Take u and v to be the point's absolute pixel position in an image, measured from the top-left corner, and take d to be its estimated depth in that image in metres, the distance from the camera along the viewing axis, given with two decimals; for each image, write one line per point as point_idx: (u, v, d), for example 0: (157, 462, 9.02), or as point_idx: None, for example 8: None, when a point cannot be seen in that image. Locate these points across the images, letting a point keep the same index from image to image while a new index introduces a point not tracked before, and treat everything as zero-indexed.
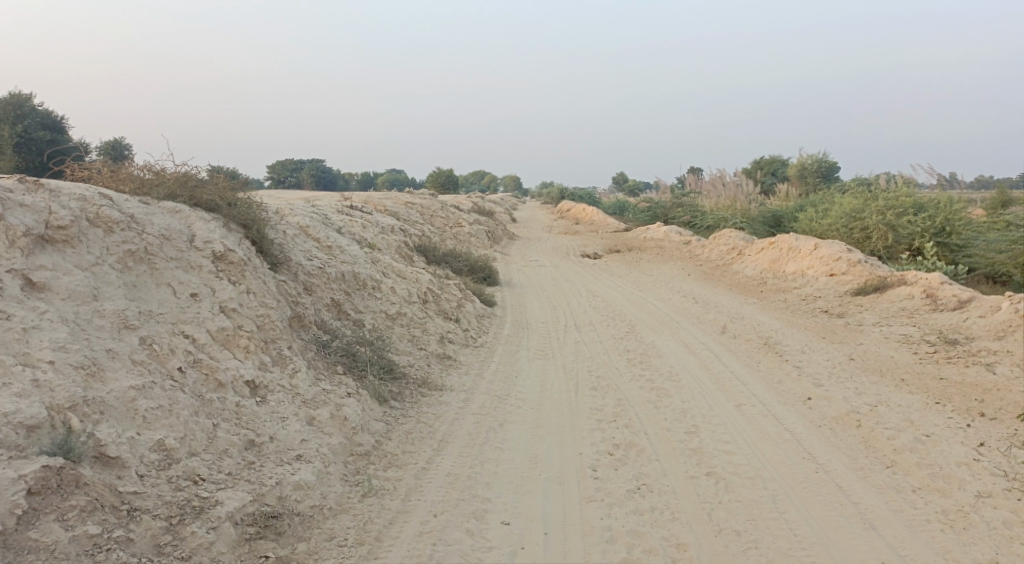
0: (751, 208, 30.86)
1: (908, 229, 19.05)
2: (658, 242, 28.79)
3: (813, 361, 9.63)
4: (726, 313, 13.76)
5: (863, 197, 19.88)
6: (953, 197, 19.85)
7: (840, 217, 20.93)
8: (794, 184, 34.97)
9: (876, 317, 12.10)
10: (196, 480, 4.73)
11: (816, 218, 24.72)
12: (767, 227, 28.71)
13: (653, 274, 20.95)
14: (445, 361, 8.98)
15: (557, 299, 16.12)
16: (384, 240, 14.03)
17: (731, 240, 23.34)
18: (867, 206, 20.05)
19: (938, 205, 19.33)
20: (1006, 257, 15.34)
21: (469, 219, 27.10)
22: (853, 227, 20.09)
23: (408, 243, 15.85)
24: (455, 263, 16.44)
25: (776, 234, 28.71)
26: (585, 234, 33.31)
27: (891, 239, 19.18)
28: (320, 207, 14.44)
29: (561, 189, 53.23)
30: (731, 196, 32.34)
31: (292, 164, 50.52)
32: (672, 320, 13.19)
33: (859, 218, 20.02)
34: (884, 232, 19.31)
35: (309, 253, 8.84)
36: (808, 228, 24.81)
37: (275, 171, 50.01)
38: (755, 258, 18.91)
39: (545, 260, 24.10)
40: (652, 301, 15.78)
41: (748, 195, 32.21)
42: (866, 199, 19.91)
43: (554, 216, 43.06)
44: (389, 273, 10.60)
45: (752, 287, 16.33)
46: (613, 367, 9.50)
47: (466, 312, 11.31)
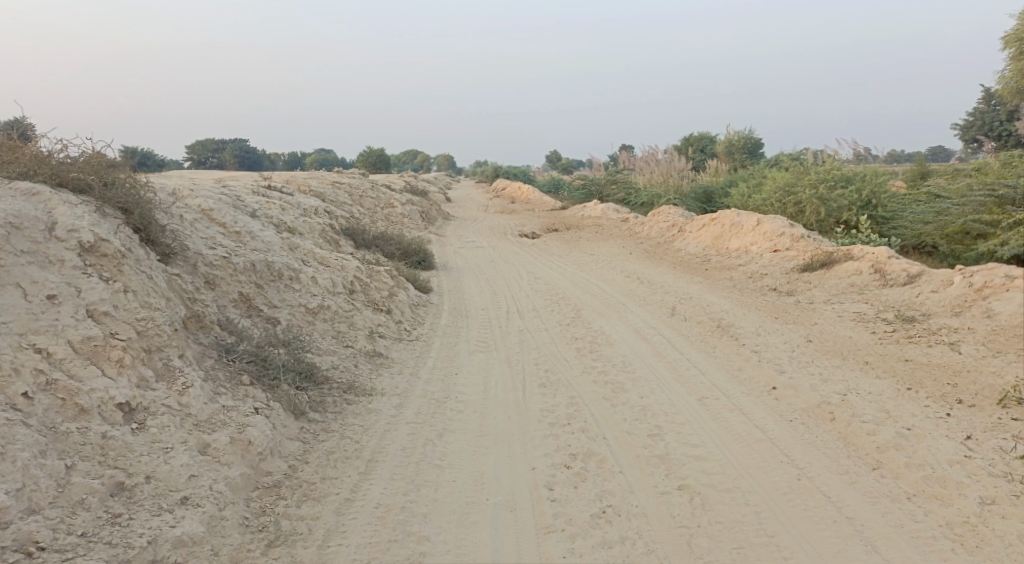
0: (684, 184, 30.48)
1: (839, 201, 18.78)
2: (595, 220, 28.06)
3: (772, 344, 8.94)
4: (674, 294, 13.03)
5: (795, 171, 19.61)
6: (878, 170, 19.80)
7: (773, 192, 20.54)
8: (723, 159, 34.84)
9: (826, 293, 11.43)
10: (31, 550, 3.85)
11: (751, 193, 24.36)
12: (699, 204, 28.37)
13: (594, 253, 20.20)
14: (375, 360, 8.03)
15: (496, 282, 15.26)
16: (306, 224, 12.93)
17: (671, 217, 22.75)
18: (799, 180, 19.78)
19: (865, 176, 19.22)
20: (933, 228, 14.90)
21: (401, 199, 25.95)
22: (786, 202, 19.78)
23: (333, 226, 14.75)
24: (385, 246, 15.41)
25: (709, 210, 28.43)
26: (521, 213, 32.41)
27: (823, 212, 18.86)
28: (233, 189, 13.25)
29: (494, 168, 52.22)
30: (666, 172, 31.86)
31: (215, 144, 48.36)
32: (617, 303, 12.43)
33: (791, 193, 19.72)
34: (816, 206, 19.00)
35: (211, 241, 7.86)
36: (742, 203, 24.46)
37: (199, 153, 47.67)
38: (696, 235, 18.32)
39: (481, 241, 23.14)
40: (598, 283, 15.00)
41: (681, 171, 31.84)
42: (797, 173, 19.67)
43: (488, 196, 42.12)
44: (310, 260, 9.57)
45: (697, 265, 15.69)
46: (561, 359, 8.67)
47: (399, 301, 10.33)
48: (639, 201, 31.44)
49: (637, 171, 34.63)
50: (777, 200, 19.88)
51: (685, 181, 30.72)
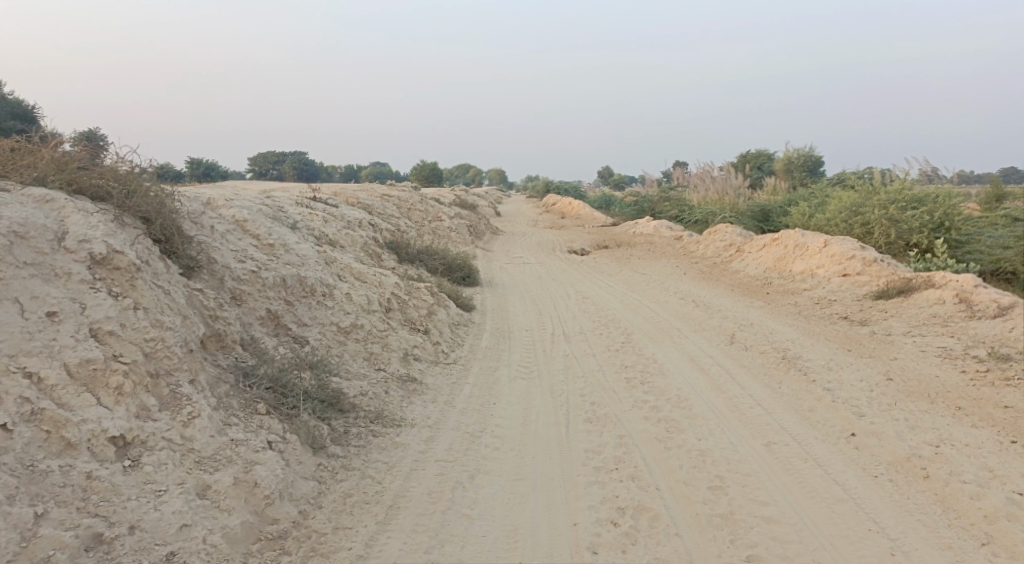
0: (739, 202, 29.52)
1: (910, 223, 17.68)
2: (648, 238, 27.27)
3: (846, 381, 8.11)
4: (735, 319, 12.20)
5: (863, 191, 18.56)
6: (951, 190, 18.51)
7: (839, 211, 19.52)
8: (780, 177, 33.77)
9: (905, 324, 10.59)
10: None
11: (813, 212, 23.27)
12: (756, 222, 27.39)
13: (647, 272, 19.41)
14: (408, 385, 7.43)
15: (543, 301, 14.62)
16: (346, 237, 12.47)
17: (728, 236, 21.84)
18: (868, 200, 18.70)
19: (936, 197, 18.01)
20: (1015, 253, 14.04)
21: (450, 213, 25.48)
22: (852, 223, 18.72)
23: (376, 239, 14.26)
24: (429, 261, 14.90)
25: (765, 229, 27.44)
26: (572, 228, 31.72)
27: (893, 235, 17.78)
28: (275, 198, 12.85)
29: (546, 182, 51.65)
30: (721, 189, 30.90)
31: (274, 155, 48.75)
32: (672, 328, 11.67)
33: (858, 213, 18.67)
34: (886, 228, 17.92)
35: (241, 253, 7.34)
36: (803, 223, 23.40)
37: (256, 164, 48.08)
38: (756, 256, 17.39)
39: (530, 256, 22.51)
40: (649, 304, 14.23)
41: (736, 188, 30.88)
42: (865, 193, 18.60)
43: (538, 210, 41.57)
44: (346, 275, 9.04)
45: (758, 289, 14.80)
46: (610, 390, 7.97)
47: (438, 321, 9.75)
48: (693, 218, 30.50)
49: (691, 187, 33.70)
50: (843, 220, 18.83)
51: (743, 199, 29.72)
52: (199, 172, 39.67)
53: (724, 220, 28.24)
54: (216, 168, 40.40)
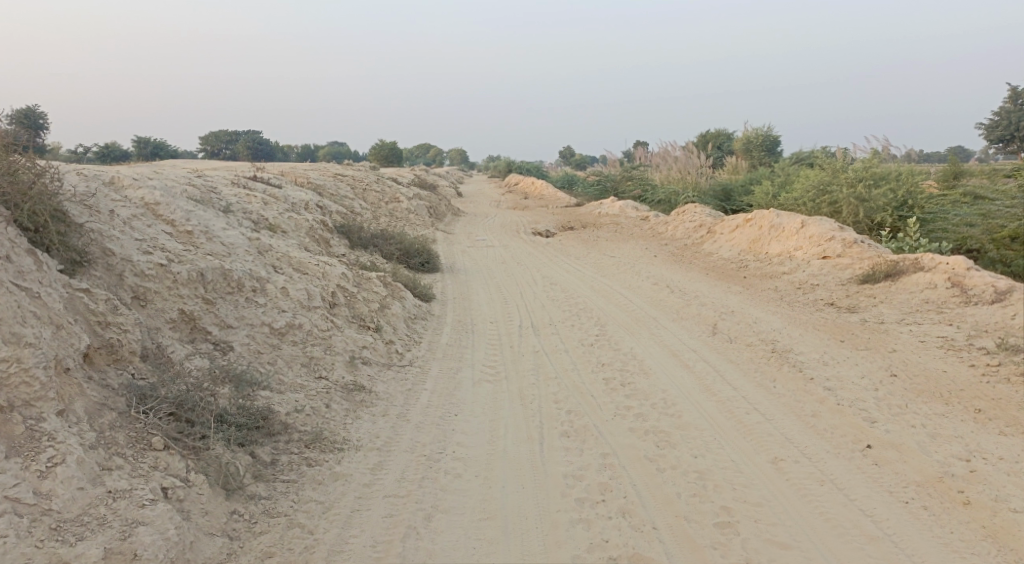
0: (703, 182, 28.79)
1: (880, 201, 16.96)
2: (613, 218, 26.39)
3: (847, 378, 7.28)
4: (715, 306, 11.33)
5: (830, 168, 17.80)
6: (914, 171, 18.18)
7: (804, 191, 18.91)
8: (741, 156, 33.17)
9: (897, 311, 9.79)
10: None
11: (778, 192, 22.51)
12: (718, 202, 26.71)
13: (615, 256, 18.52)
14: (354, 395, 6.42)
15: (505, 288, 13.65)
16: (289, 222, 11.37)
17: (698, 216, 21.03)
18: (835, 177, 17.91)
19: (900, 176, 17.64)
20: (980, 230, 13.54)
21: (408, 194, 24.33)
22: (820, 202, 17.97)
23: (326, 223, 13.14)
24: (383, 247, 13.83)
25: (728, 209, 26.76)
26: (534, 209, 30.73)
27: (862, 214, 17.06)
28: (209, 180, 11.76)
29: (507, 162, 50.53)
30: (685, 169, 30.14)
31: (229, 136, 46.98)
32: (647, 318, 10.78)
33: (826, 192, 17.91)
34: (855, 207, 17.20)
35: (147, 245, 6.37)
36: (767, 202, 22.66)
37: (210, 144, 46.19)
38: (729, 237, 16.57)
39: (491, 239, 21.49)
40: (622, 291, 13.31)
41: (699, 168, 30.14)
42: (832, 170, 17.82)
43: (500, 191, 40.50)
44: (283, 266, 7.99)
45: (735, 272, 13.97)
46: (587, 394, 7.04)
47: (391, 316, 8.71)
48: (657, 197, 29.68)
49: (654, 167, 32.90)
50: (810, 199, 18.08)
51: (706, 178, 28.99)
52: (150, 153, 37.94)
53: (688, 200, 27.48)
54: (167, 148, 38.66)
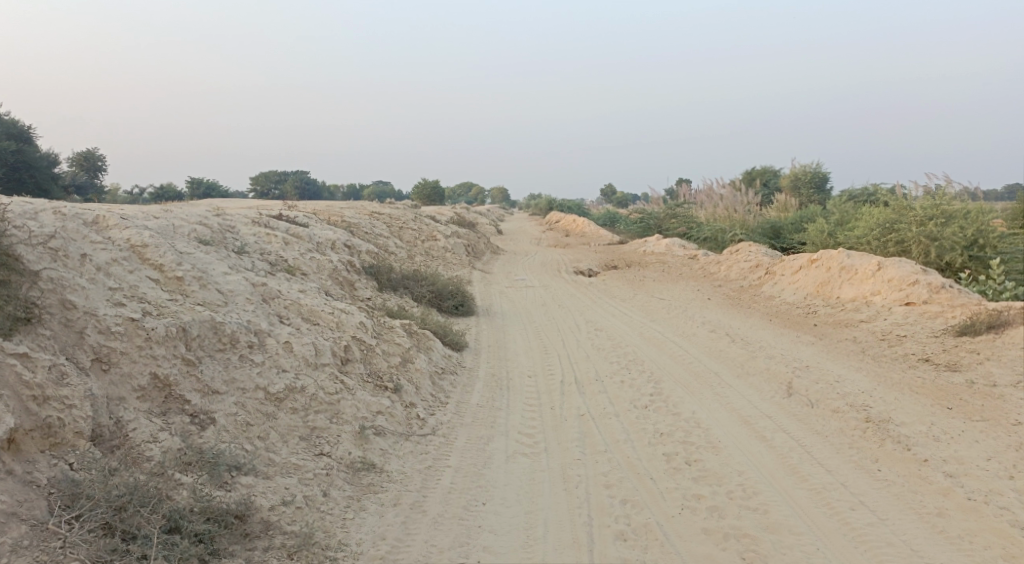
0: (751, 219, 27.49)
1: (953, 239, 15.36)
2: (659, 257, 25.15)
3: (972, 465, 5.98)
4: (787, 359, 9.98)
5: (897, 205, 16.29)
6: (987, 206, 16.53)
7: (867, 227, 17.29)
8: (789, 193, 31.82)
9: (1008, 371, 8.43)
10: None
11: (835, 230, 20.99)
12: (767, 239, 25.34)
13: (665, 298, 17.22)
14: (360, 478, 5.24)
15: (547, 334, 12.45)
16: (309, 262, 10.32)
17: (753, 255, 19.69)
18: (903, 215, 16.35)
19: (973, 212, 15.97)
20: None
21: (446, 231, 23.36)
22: (886, 240, 16.40)
23: (352, 264, 12.06)
24: (415, 289, 12.77)
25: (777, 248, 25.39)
26: (576, 247, 29.57)
27: (934, 254, 15.48)
28: (226, 216, 10.77)
29: (548, 200, 49.60)
30: (733, 206, 28.79)
31: (275, 174, 46.97)
32: (707, 372, 9.49)
33: (892, 230, 16.36)
34: (925, 246, 15.63)
35: (119, 294, 5.27)
36: (823, 240, 21.10)
37: (258, 182, 46.11)
38: (792, 279, 15.18)
39: (532, 279, 20.37)
40: (675, 340, 12.00)
41: (748, 205, 28.85)
42: (899, 208, 16.30)
43: (541, 228, 39.54)
44: (289, 315, 6.88)
45: (802, 319, 12.59)
46: (645, 474, 5.79)
47: (414, 373, 7.53)
48: (703, 235, 28.33)
49: (700, 204, 31.59)
50: (874, 238, 16.53)
51: (756, 216, 27.59)
52: (199, 192, 37.84)
53: (736, 238, 26.15)
54: (214, 187, 38.58)
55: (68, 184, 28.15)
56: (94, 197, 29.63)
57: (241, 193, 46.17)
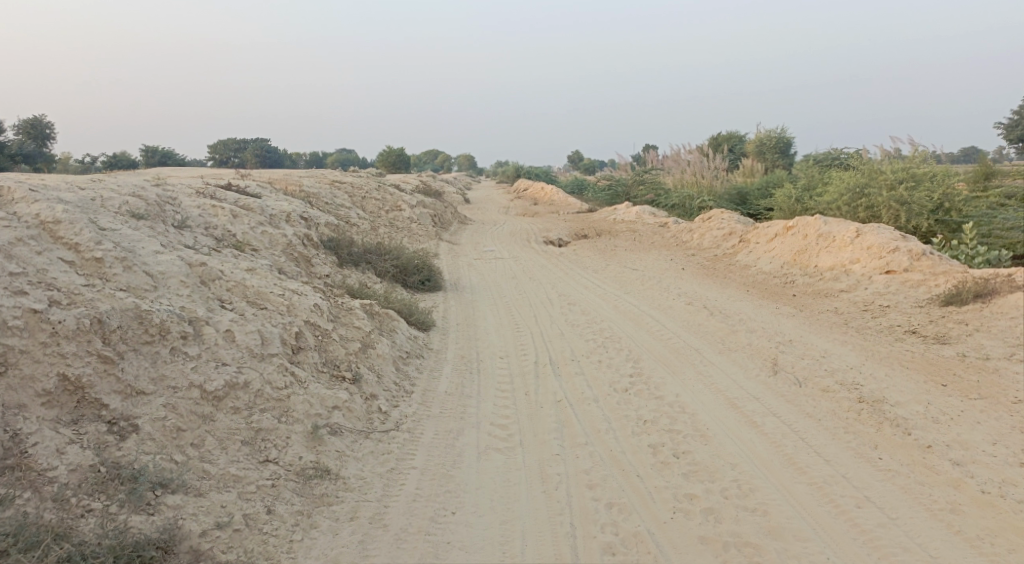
0: (719, 185, 27.06)
1: (922, 204, 14.98)
2: (629, 225, 24.63)
3: (978, 452, 5.56)
4: (769, 332, 9.52)
5: (867, 170, 15.80)
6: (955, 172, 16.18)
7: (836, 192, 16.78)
8: (756, 158, 31.43)
9: (1000, 343, 8.05)
10: None
11: (803, 195, 20.52)
12: (732, 206, 25.02)
13: (638, 268, 16.73)
14: (312, 487, 4.69)
15: (517, 309, 11.88)
16: (261, 238, 9.64)
17: (725, 222, 19.24)
18: (873, 179, 15.90)
19: (943, 177, 15.55)
20: None
21: (411, 200, 22.58)
22: (856, 206, 15.92)
23: (310, 237, 11.34)
24: (378, 264, 12.10)
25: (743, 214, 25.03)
26: (544, 215, 28.93)
27: (904, 219, 15.01)
28: (169, 189, 10.06)
29: (515, 167, 48.78)
30: (701, 172, 28.29)
31: (236, 143, 45.55)
32: (687, 349, 8.99)
33: (862, 195, 15.86)
34: (895, 211, 15.16)
35: (22, 283, 4.67)
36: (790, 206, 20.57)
37: (217, 151, 44.61)
38: (767, 247, 14.75)
39: (500, 250, 19.75)
40: (651, 313, 11.49)
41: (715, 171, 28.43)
42: (870, 172, 15.80)
43: (508, 196, 38.82)
44: (233, 298, 6.22)
45: (780, 289, 12.15)
46: (630, 469, 5.28)
47: (375, 359, 6.91)
48: (671, 201, 27.82)
49: (668, 170, 31.06)
50: (844, 203, 16.04)
51: (724, 182, 27.14)
52: (155, 161, 36.46)
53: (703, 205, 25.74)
54: (172, 155, 37.21)
55: (15, 154, 26.85)
56: (44, 167, 28.32)
57: (200, 163, 44.71)
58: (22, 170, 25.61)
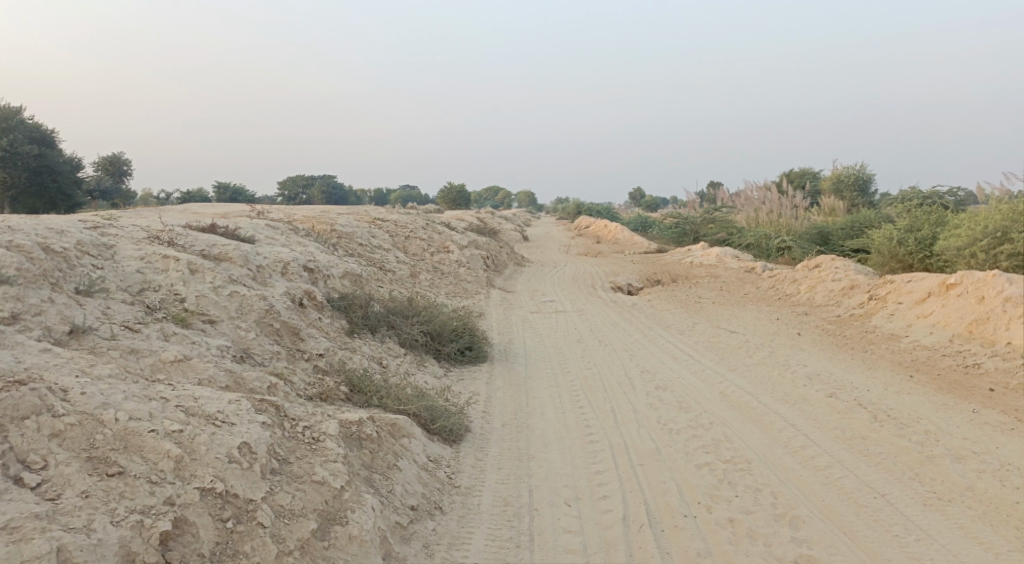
0: (803, 221, 23.66)
1: None
2: (710, 269, 21.33)
3: None
4: (998, 486, 6.23)
5: (1010, 209, 12.13)
6: None
7: (959, 235, 12.93)
8: (840, 194, 28.02)
9: None
10: None
11: (904, 235, 16.62)
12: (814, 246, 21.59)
13: (740, 330, 13.41)
14: None
15: (591, 393, 8.75)
16: (225, 300, 6.45)
17: (839, 272, 15.91)
18: (1017, 219, 12.18)
19: None
20: None
21: (463, 239, 19.71)
22: (995, 253, 12.18)
23: (312, 295, 8.18)
24: (404, 332, 9.00)
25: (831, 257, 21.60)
26: (608, 256, 25.69)
27: None
28: (107, 228, 7.12)
29: (575, 204, 45.76)
30: (779, 211, 24.75)
31: (303, 179, 43.70)
32: (873, 496, 6.00)
33: (1003, 240, 12.14)
34: None
35: None
36: (890, 250, 16.69)
37: (285, 187, 43.09)
38: (913, 310, 11.87)
39: (563, 299, 16.70)
40: (782, 413, 8.27)
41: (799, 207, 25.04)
42: (1012, 212, 12.14)
43: (571, 233, 35.80)
44: (54, 449, 3.86)
45: (964, 398, 8.83)
46: None
47: (340, 551, 4.12)
48: (745, 242, 24.21)
49: (740, 209, 27.56)
50: (979, 250, 12.31)
51: (806, 219, 23.72)
52: (226, 198, 34.84)
53: (781, 246, 22.34)
54: (241, 192, 35.46)
55: (92, 189, 25.72)
56: (119, 203, 27.05)
57: (264, 196, 43.08)
58: (95, 207, 23.81)
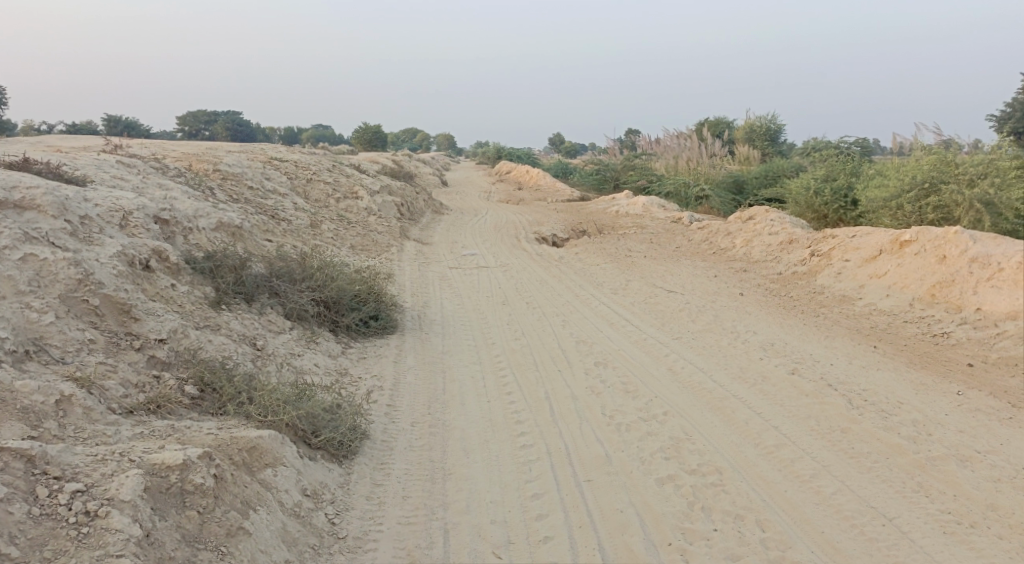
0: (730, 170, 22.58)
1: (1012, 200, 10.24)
2: (636, 219, 20.04)
3: None
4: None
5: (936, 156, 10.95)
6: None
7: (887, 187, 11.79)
8: (764, 143, 27.08)
9: None
10: None
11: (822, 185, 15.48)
12: (731, 195, 20.44)
13: (681, 288, 12.11)
14: None
15: (520, 374, 7.23)
16: (11, 269, 4.58)
17: (778, 225, 14.77)
18: (946, 168, 11.07)
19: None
20: None
21: (374, 184, 17.78)
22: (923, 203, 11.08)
23: (163, 255, 6.33)
24: (291, 302, 7.25)
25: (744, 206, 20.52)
26: (531, 204, 24.08)
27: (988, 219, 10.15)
28: None
29: (496, 148, 43.84)
30: (698, 158, 23.57)
31: (206, 115, 40.45)
32: (884, 523, 4.73)
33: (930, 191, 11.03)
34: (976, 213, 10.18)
35: None
36: (807, 199, 15.53)
37: (186, 123, 39.80)
38: (864, 268, 10.78)
39: (483, 252, 15.09)
40: (745, 398, 6.91)
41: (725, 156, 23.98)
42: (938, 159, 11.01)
43: (492, 179, 34.05)
44: None
45: (943, 376, 7.67)
46: None
47: None
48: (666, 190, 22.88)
49: (662, 156, 26.34)
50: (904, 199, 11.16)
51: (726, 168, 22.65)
52: (118, 132, 31.67)
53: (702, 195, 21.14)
54: (137, 126, 32.31)
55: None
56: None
57: (163, 132, 39.64)
58: None
